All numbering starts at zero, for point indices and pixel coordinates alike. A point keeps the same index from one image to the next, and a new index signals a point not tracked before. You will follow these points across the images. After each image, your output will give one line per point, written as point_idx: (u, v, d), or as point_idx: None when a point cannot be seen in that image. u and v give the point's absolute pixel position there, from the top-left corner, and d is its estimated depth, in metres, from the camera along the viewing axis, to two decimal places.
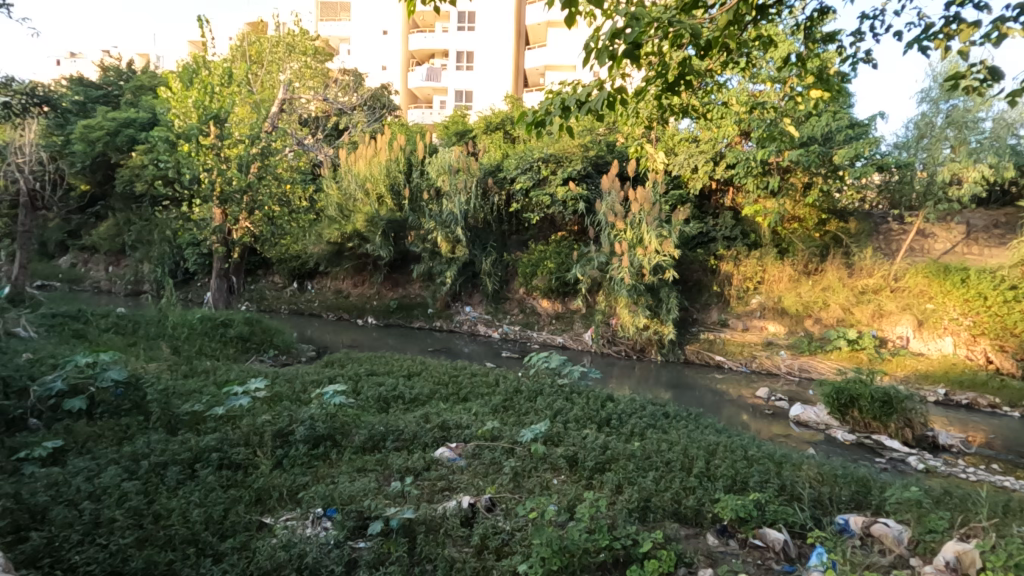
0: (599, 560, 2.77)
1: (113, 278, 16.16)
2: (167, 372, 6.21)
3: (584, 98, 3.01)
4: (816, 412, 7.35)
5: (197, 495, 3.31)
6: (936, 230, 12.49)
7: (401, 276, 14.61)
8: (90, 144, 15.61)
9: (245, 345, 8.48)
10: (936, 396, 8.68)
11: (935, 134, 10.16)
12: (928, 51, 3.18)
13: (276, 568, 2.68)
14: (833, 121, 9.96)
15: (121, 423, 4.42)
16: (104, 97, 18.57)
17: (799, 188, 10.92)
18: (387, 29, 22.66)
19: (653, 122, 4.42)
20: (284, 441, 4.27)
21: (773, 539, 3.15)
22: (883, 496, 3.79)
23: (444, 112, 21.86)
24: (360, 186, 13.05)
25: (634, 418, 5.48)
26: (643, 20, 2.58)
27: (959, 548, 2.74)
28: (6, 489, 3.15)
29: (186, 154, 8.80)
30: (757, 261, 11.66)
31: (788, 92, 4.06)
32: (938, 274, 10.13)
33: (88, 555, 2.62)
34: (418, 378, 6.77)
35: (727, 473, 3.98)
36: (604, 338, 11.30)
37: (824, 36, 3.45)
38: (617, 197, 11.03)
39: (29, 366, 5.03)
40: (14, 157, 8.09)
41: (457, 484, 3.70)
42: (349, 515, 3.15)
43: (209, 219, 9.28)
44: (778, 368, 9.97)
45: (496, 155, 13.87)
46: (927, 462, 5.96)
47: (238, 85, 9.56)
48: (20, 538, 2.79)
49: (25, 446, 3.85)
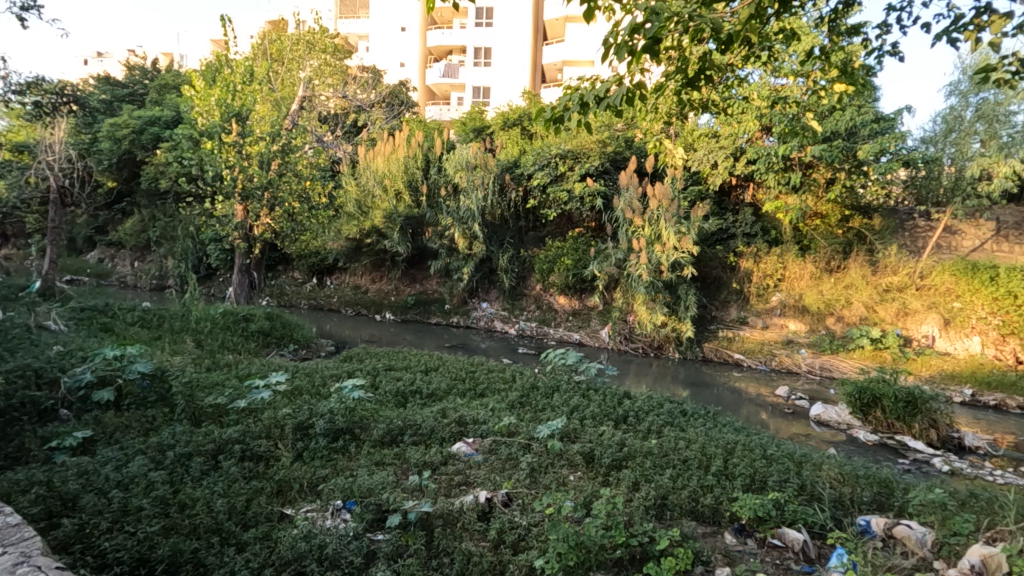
0: (615, 556, 2.78)
1: (138, 273, 16.52)
2: (191, 365, 6.35)
3: (603, 94, 2.98)
4: (837, 412, 7.25)
5: (221, 486, 3.38)
6: (964, 226, 12.15)
7: (418, 272, 14.75)
8: (116, 142, 16.04)
9: (266, 340, 8.62)
10: (962, 396, 8.47)
11: (964, 128, 9.97)
12: (957, 44, 3.07)
13: (297, 557, 2.72)
14: (858, 115, 9.74)
15: (147, 414, 4.53)
16: (129, 96, 18.99)
17: (821, 183, 10.74)
18: (405, 26, 22.92)
19: (672, 117, 4.37)
20: (304, 434, 4.34)
21: (792, 539, 3.12)
22: (906, 498, 3.72)
23: (462, 108, 21.97)
24: (378, 182, 13.24)
25: (650, 416, 5.44)
26: (662, 14, 2.52)
27: (986, 552, 2.68)
28: (38, 476, 3.25)
29: (209, 151, 8.96)
30: (778, 258, 11.47)
31: (812, 86, 3.95)
32: (966, 272, 9.99)
33: (117, 541, 2.70)
34: (435, 373, 6.83)
35: (745, 472, 3.94)
36: (621, 335, 11.27)
37: (849, 29, 3.35)
38: (635, 193, 10.94)
39: (59, 358, 5.17)
40: (44, 155, 8.26)
41: (474, 479, 3.74)
42: (368, 508, 3.20)
43: (232, 215, 9.44)
44: (799, 367, 9.81)
45: (513, 151, 13.77)
46: (952, 463, 5.82)
47: (259, 84, 9.81)
48: (52, 524, 2.88)
49: (56, 435, 3.97)
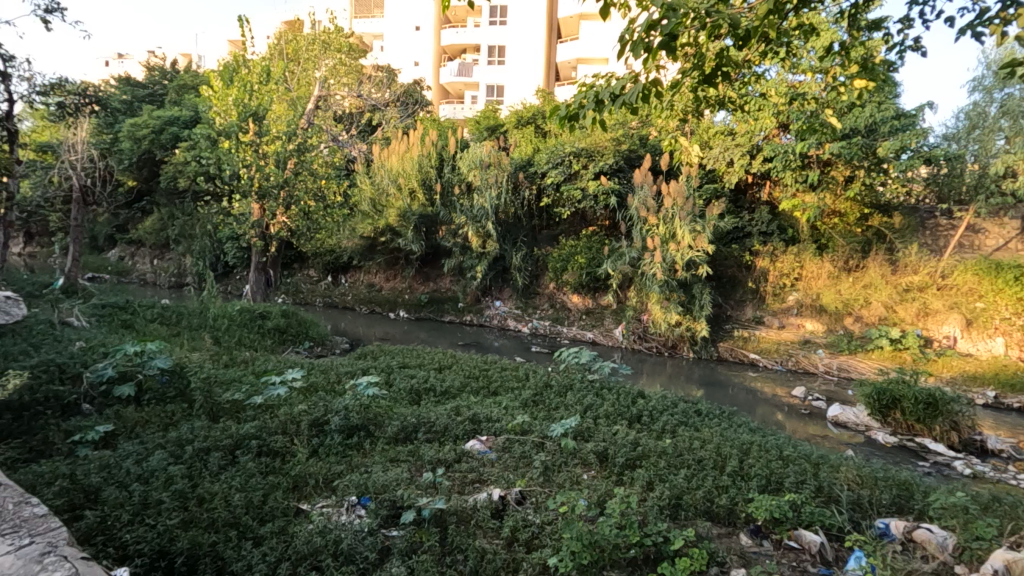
0: (629, 556, 2.76)
1: (157, 271, 16.74)
2: (209, 361, 6.44)
3: (618, 91, 2.94)
4: (856, 413, 7.15)
5: (238, 481, 3.43)
6: (988, 225, 11.95)
7: (432, 270, 14.83)
8: (136, 142, 16.34)
9: (282, 337, 8.71)
10: (985, 398, 8.27)
11: (988, 125, 9.73)
12: (982, 38, 2.98)
13: (312, 552, 2.76)
14: (878, 112, 9.63)
15: (166, 409, 4.61)
16: (149, 96, 19.35)
17: (840, 181, 10.57)
18: (419, 25, 23.04)
19: (687, 114, 4.33)
20: (320, 431, 4.39)
21: (809, 542, 3.08)
22: (927, 501, 3.65)
23: (476, 107, 22.00)
24: (392, 181, 13.31)
25: (665, 415, 5.40)
26: (679, 10, 2.48)
27: (1010, 557, 2.64)
28: (62, 469, 3.32)
29: (226, 150, 9.06)
30: (795, 257, 11.31)
31: (831, 82, 3.89)
32: (989, 272, 9.79)
33: (138, 534, 2.74)
34: (449, 371, 6.88)
35: (762, 472, 3.91)
36: (635, 334, 11.20)
37: (869, 24, 3.26)
38: (649, 191, 10.88)
39: (81, 354, 5.28)
40: (67, 155, 8.38)
41: (487, 476, 3.76)
42: (383, 504, 3.23)
43: (248, 214, 9.53)
44: (816, 367, 9.66)
45: (527, 149, 13.73)
46: (974, 467, 5.67)
47: (275, 83, 9.89)
48: (75, 516, 2.94)
49: (79, 429, 4.06)
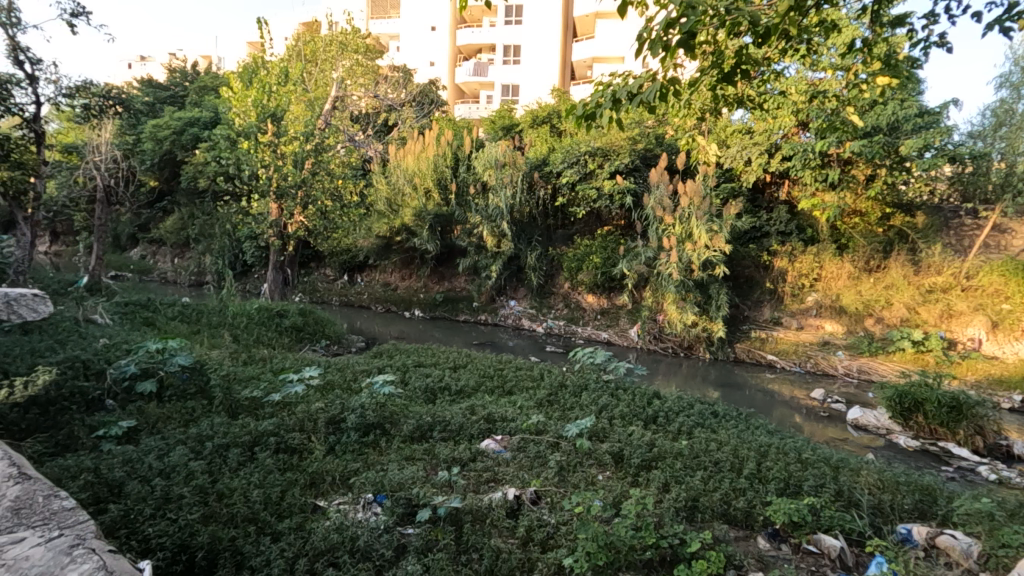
0: (645, 557, 2.74)
1: (178, 270, 16.99)
2: (228, 359, 6.53)
3: (636, 90, 2.91)
4: (876, 416, 7.01)
5: (257, 477, 3.48)
6: (1014, 225, 11.74)
7: (447, 269, 14.90)
8: (158, 142, 16.69)
9: (299, 335, 8.80)
10: (1011, 402, 8.04)
11: (1016, 122, 9.55)
12: (1012, 33, 2.88)
13: (330, 549, 2.79)
14: (901, 109, 9.47)
15: (187, 405, 4.70)
16: (171, 98, 19.73)
17: (861, 180, 10.39)
18: (435, 25, 23.23)
19: (705, 113, 4.29)
20: (337, 428, 4.43)
21: (829, 546, 3.04)
22: (951, 507, 3.58)
23: (491, 106, 22.03)
24: (408, 181, 13.36)
25: (681, 416, 5.37)
26: (698, 8, 2.47)
27: None
28: (87, 463, 3.40)
29: (246, 151, 9.18)
30: (814, 257, 11.14)
31: (852, 81, 3.81)
32: (1016, 273, 9.56)
33: (160, 528, 2.79)
34: (464, 370, 6.90)
35: (780, 476, 3.86)
36: (651, 335, 11.12)
37: (892, 20, 3.17)
38: (665, 191, 10.82)
39: (105, 351, 5.40)
40: (92, 155, 8.57)
41: (503, 475, 3.76)
42: (399, 502, 3.25)
43: (267, 213, 9.62)
44: (835, 369, 9.51)
45: (542, 149, 13.70)
46: (999, 472, 5.53)
47: (294, 84, 10.01)
48: (100, 509, 3.01)
49: (103, 424, 4.16)
